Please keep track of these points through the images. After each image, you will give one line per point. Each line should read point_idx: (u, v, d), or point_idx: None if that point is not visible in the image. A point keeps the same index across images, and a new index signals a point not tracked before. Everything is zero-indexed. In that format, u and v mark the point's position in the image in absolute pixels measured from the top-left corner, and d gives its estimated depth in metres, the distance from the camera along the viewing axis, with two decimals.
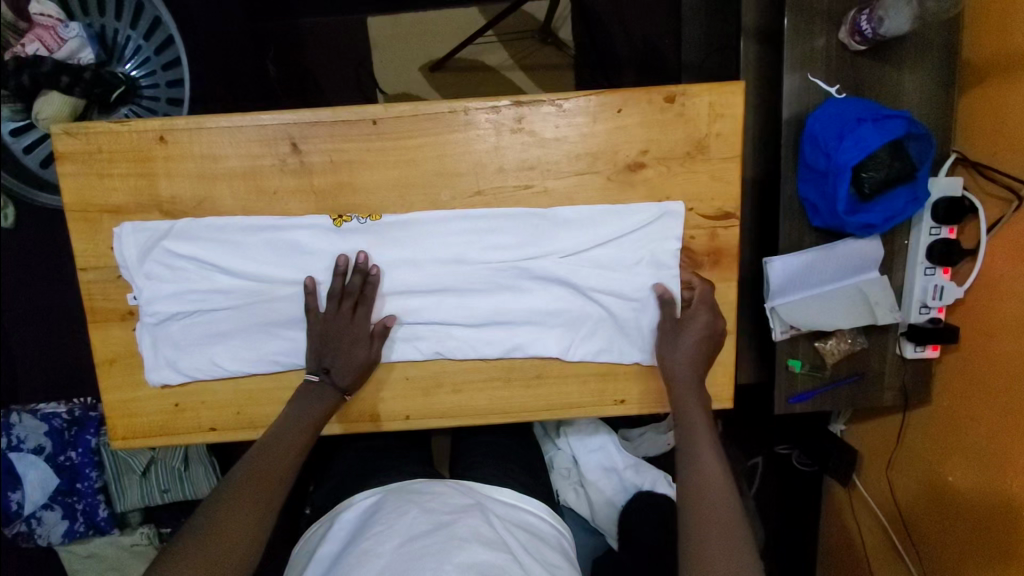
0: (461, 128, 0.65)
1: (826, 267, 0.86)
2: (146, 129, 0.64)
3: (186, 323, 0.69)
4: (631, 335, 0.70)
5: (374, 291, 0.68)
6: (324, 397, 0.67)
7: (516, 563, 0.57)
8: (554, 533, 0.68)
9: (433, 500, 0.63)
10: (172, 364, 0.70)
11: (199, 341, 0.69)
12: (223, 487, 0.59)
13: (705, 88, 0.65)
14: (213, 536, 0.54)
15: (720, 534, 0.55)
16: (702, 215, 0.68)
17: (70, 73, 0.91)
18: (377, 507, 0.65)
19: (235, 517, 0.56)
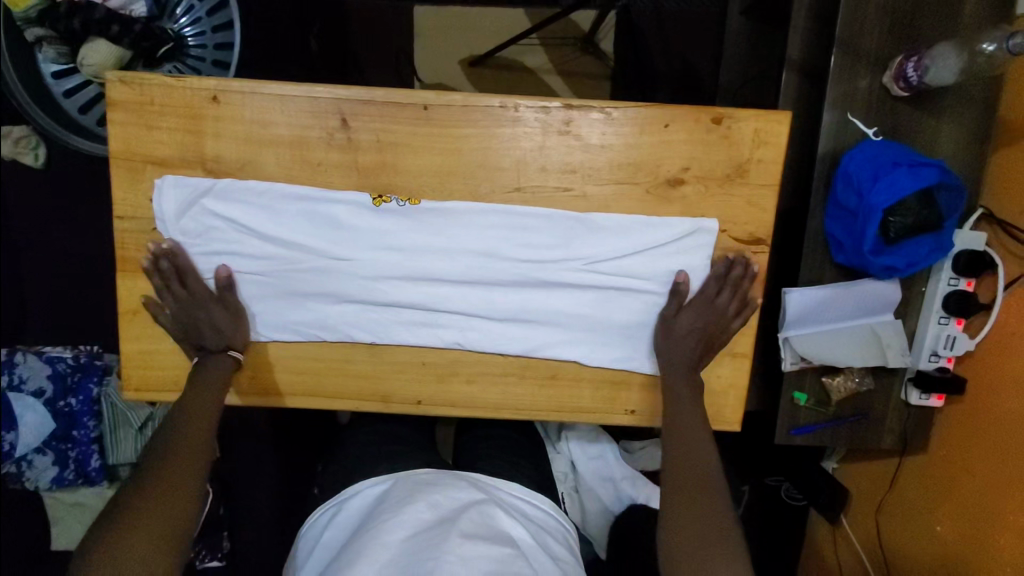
0: (509, 124, 0.66)
1: (843, 304, 0.87)
2: (200, 87, 0.65)
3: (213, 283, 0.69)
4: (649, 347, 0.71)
5: (190, 261, 0.68)
6: (220, 362, 0.68)
7: (518, 559, 0.58)
8: (559, 528, 0.69)
9: (441, 494, 0.64)
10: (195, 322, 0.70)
11: None
12: (160, 456, 0.60)
13: (752, 114, 0.66)
14: (162, 500, 0.57)
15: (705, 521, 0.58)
16: (733, 238, 0.69)
17: (121, 23, 0.92)
18: (384, 495, 0.65)
19: (172, 482, 0.58)
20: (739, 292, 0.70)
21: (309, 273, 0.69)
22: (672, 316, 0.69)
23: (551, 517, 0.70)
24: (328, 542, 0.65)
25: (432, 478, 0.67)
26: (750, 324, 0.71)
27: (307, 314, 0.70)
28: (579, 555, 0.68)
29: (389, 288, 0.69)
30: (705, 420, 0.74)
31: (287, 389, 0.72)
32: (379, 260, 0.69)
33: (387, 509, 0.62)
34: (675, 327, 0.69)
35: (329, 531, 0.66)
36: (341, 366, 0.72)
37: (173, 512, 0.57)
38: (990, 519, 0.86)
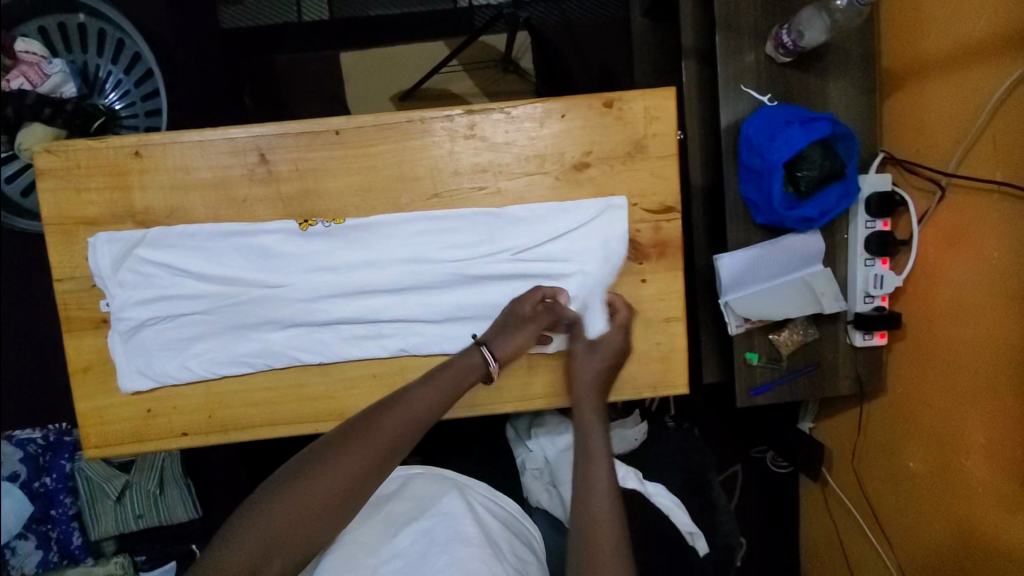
0: (418, 135, 0.71)
1: (771, 261, 0.91)
2: (122, 145, 0.69)
3: (158, 329, 0.72)
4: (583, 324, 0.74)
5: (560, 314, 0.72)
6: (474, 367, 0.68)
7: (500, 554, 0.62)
8: (522, 526, 0.73)
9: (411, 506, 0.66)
10: (144, 369, 0.72)
11: (171, 347, 0.72)
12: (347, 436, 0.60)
13: (639, 94, 0.71)
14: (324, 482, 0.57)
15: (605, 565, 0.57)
16: (644, 210, 0.73)
17: (52, 106, 0.95)
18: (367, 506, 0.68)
19: (349, 461, 0.59)
20: (661, 260, 0.74)
21: (249, 304, 0.72)
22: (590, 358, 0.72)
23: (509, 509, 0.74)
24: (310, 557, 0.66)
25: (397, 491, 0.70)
26: (677, 288, 0.75)
27: (253, 345, 0.72)
28: (539, 548, 0.72)
29: (328, 307, 0.72)
30: (653, 387, 0.76)
31: (244, 422, 0.74)
32: (315, 281, 0.72)
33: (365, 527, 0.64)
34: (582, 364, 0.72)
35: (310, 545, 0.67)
36: (294, 391, 0.74)
37: (335, 494, 0.57)
38: (955, 445, 0.88)
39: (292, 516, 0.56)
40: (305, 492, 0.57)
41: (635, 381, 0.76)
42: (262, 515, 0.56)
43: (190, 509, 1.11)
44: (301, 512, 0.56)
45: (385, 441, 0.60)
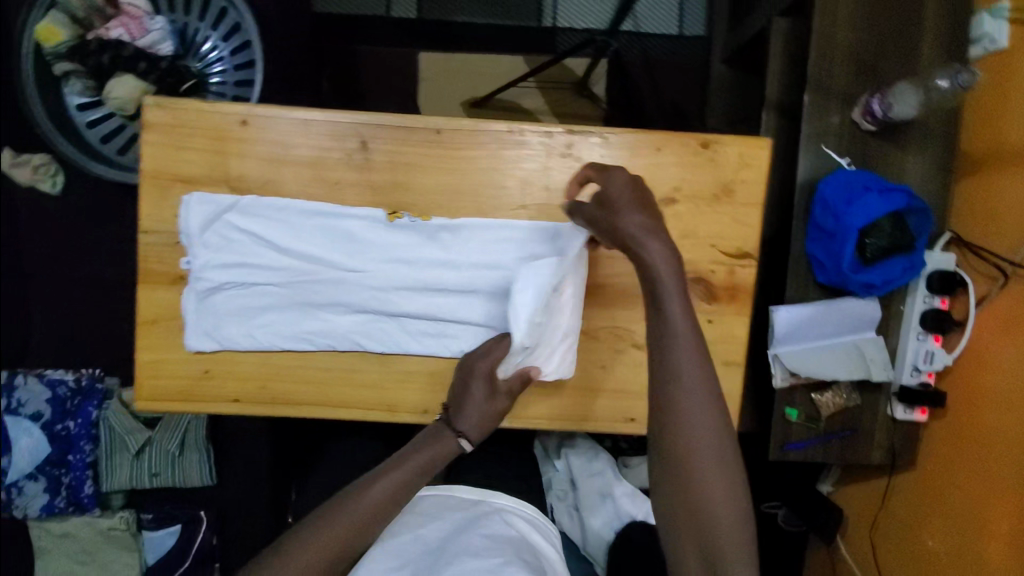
0: (515, 146, 0.72)
1: (826, 322, 0.91)
2: (231, 112, 0.70)
3: (231, 294, 0.73)
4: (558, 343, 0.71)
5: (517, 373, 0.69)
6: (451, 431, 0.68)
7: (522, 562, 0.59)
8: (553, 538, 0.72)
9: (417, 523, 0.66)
10: (211, 331, 0.72)
11: (240, 313, 0.73)
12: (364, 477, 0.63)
13: (735, 139, 0.72)
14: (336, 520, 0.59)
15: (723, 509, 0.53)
16: (722, 252, 0.74)
17: (148, 61, 0.99)
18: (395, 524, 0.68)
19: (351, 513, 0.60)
20: (730, 303, 0.75)
21: (325, 284, 0.73)
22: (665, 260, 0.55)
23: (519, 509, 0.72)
24: None
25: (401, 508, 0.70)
26: (741, 334, 0.75)
27: (320, 324, 0.73)
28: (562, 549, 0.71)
29: (399, 299, 0.73)
30: None
31: (295, 398, 0.74)
32: (391, 272, 0.73)
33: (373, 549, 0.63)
34: (649, 242, 0.55)
35: None
36: (350, 375, 0.74)
37: (357, 524, 0.60)
38: (977, 529, 0.88)
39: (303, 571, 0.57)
40: (313, 551, 0.58)
41: None
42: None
43: (206, 475, 1.11)
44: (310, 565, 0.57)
45: (383, 495, 0.62)
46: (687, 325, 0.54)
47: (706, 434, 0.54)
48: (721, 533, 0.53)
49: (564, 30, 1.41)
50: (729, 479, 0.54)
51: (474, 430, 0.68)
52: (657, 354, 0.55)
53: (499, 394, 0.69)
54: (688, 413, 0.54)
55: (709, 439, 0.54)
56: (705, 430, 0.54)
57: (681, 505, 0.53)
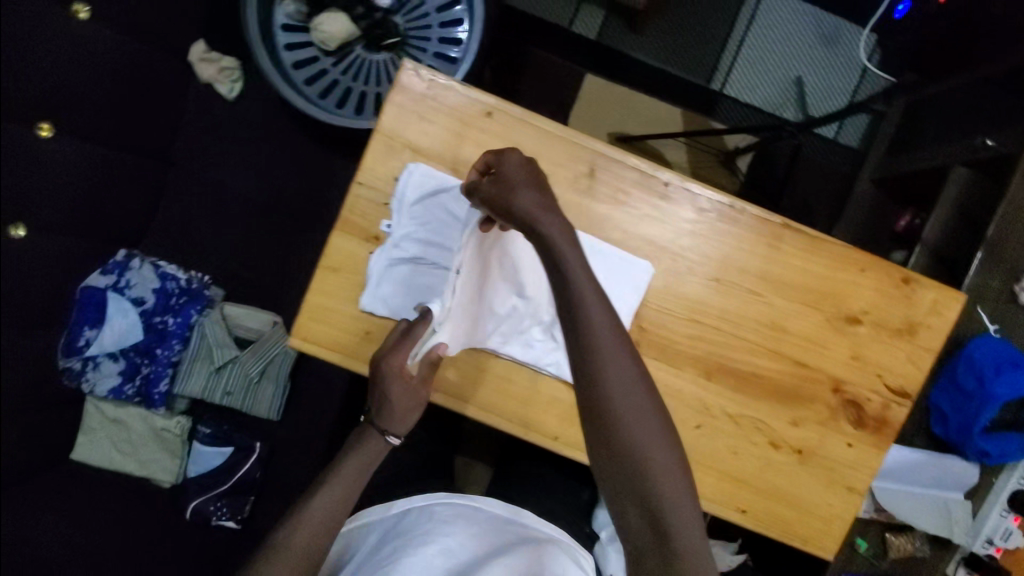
0: (732, 222, 0.73)
1: (928, 470, 0.93)
2: (484, 101, 0.72)
3: (417, 268, 0.74)
4: None
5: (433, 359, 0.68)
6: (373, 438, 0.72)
7: None
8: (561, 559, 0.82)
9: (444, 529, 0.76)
10: (388, 298, 0.73)
11: (420, 288, 0.74)
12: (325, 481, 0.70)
13: (936, 285, 0.74)
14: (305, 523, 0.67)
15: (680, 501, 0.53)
16: (887, 385, 0.75)
17: (365, 7, 1.04)
18: (429, 516, 0.79)
19: (337, 487, 0.70)
20: (875, 434, 0.76)
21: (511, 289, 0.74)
22: (590, 293, 0.55)
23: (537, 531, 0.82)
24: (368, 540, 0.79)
25: (428, 511, 0.79)
26: (874, 466, 0.76)
27: (491, 323, 0.74)
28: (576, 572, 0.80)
29: None
30: (806, 542, 0.76)
31: (439, 384, 0.74)
32: None
33: (406, 543, 0.73)
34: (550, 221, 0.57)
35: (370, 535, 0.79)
36: (500, 381, 0.75)
37: (319, 532, 0.67)
38: None
39: (307, 543, 0.66)
40: (312, 522, 0.67)
41: (794, 528, 0.76)
42: (287, 542, 0.66)
43: (274, 409, 1.11)
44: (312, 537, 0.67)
45: (359, 471, 0.72)
46: (621, 359, 0.55)
47: (672, 463, 0.54)
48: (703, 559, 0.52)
49: (727, 99, 1.44)
50: (694, 504, 0.54)
51: (398, 427, 0.71)
52: (591, 391, 0.54)
53: (410, 390, 0.69)
54: (636, 444, 0.53)
55: (665, 465, 0.53)
56: (665, 457, 0.54)
57: (680, 543, 0.52)
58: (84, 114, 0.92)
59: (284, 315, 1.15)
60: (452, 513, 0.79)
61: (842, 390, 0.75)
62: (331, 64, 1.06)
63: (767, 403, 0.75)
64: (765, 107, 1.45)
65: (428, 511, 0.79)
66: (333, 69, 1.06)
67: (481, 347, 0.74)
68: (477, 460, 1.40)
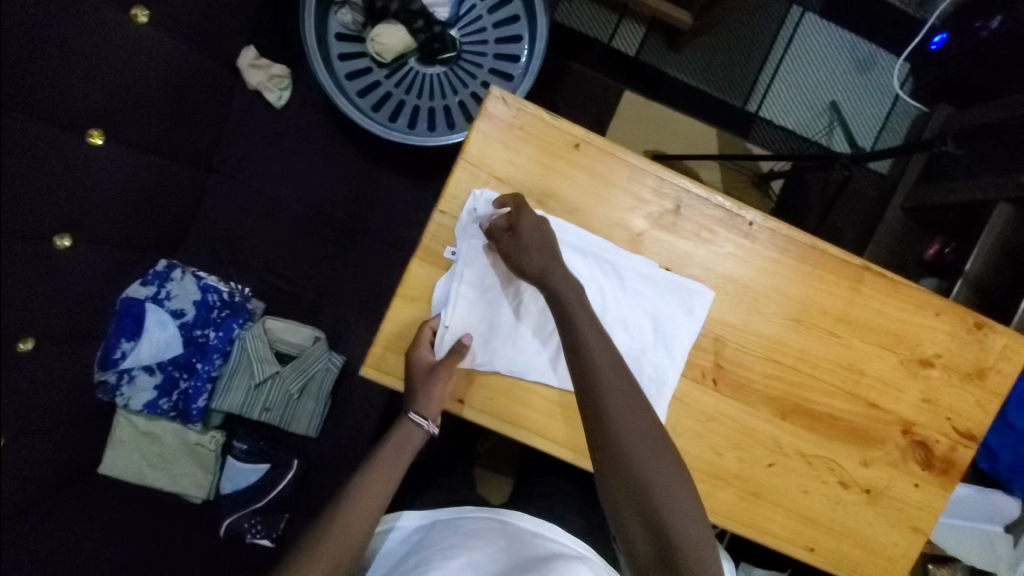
0: (812, 263, 0.73)
1: (971, 504, 0.95)
2: (570, 132, 0.71)
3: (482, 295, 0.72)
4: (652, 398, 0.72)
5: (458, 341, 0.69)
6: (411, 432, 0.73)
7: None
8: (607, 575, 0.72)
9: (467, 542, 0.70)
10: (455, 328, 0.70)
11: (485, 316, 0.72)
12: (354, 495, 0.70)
13: (1008, 331, 0.75)
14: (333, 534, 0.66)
15: (689, 520, 0.60)
16: (955, 427, 0.76)
17: (425, 20, 1.00)
18: (457, 527, 0.73)
19: (372, 487, 0.71)
20: (941, 475, 0.77)
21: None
22: (592, 334, 0.66)
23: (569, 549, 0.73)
24: (393, 552, 0.75)
25: (455, 524, 0.74)
26: (938, 507, 0.77)
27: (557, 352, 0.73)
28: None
29: (643, 357, 0.72)
30: None
31: (519, 420, 0.73)
32: (643, 326, 0.72)
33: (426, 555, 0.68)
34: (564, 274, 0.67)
35: (396, 546, 0.75)
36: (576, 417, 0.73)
37: (350, 538, 0.67)
38: None
39: (338, 545, 0.66)
40: (342, 527, 0.67)
41: (858, 565, 0.77)
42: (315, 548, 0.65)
43: (313, 427, 1.09)
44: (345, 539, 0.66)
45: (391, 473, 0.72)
46: (624, 392, 0.64)
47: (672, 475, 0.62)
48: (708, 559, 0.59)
49: (762, 121, 1.44)
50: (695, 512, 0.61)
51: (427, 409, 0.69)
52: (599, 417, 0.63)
53: (442, 376, 0.68)
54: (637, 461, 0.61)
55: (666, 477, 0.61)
56: (664, 471, 0.62)
57: (693, 559, 0.58)
58: (139, 125, 0.90)
59: (325, 329, 1.13)
60: (478, 527, 0.73)
61: (911, 432, 0.76)
62: (384, 76, 1.03)
63: (838, 443, 0.76)
64: (800, 131, 1.45)
65: (455, 524, 0.74)
66: (386, 81, 1.03)
67: (545, 375, 0.72)
68: (497, 470, 1.16)
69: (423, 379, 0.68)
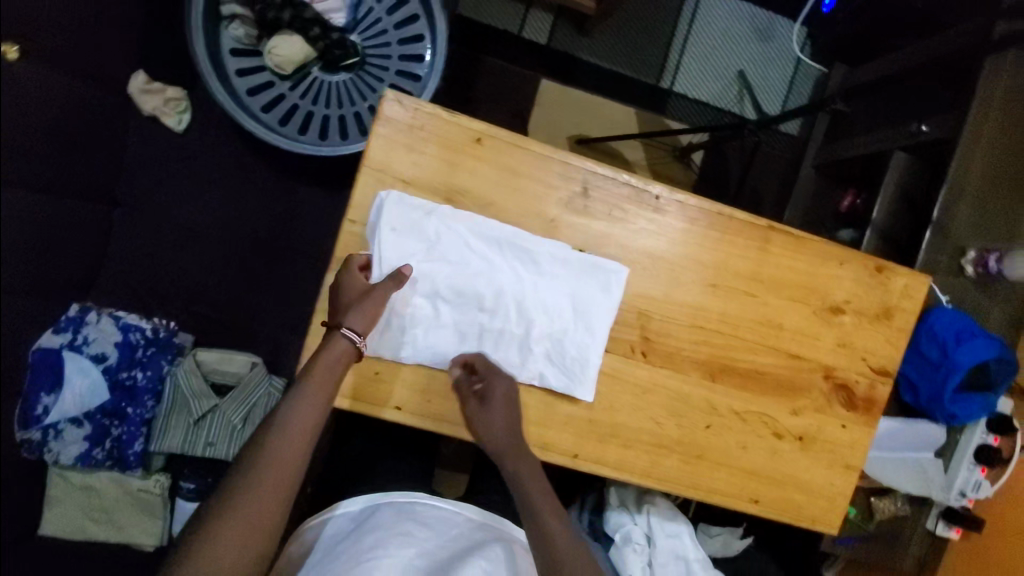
0: (720, 228, 0.76)
1: (902, 436, 1.00)
2: (471, 127, 0.71)
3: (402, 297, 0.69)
4: (577, 375, 0.73)
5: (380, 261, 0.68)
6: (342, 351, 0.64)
7: None
8: None
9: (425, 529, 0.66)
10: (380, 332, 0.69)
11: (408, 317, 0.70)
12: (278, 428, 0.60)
13: (906, 271, 0.80)
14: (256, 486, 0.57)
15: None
16: (870, 366, 0.81)
17: (322, 27, 0.98)
18: (411, 511, 0.69)
19: (306, 415, 0.61)
20: (864, 413, 0.81)
21: (500, 316, 0.71)
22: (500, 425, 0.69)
23: (513, 536, 0.74)
24: (335, 529, 0.68)
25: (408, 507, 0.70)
26: (866, 443, 0.82)
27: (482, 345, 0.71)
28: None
29: (565, 338, 0.73)
30: (812, 519, 0.82)
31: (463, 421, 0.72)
32: (562, 308, 0.73)
33: (383, 538, 0.63)
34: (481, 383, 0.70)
35: (337, 524, 0.69)
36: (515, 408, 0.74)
37: (269, 492, 0.57)
38: None
39: (270, 490, 0.57)
40: (263, 476, 0.57)
41: (801, 509, 0.81)
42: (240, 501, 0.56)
43: None
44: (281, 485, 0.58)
45: (323, 401, 0.62)
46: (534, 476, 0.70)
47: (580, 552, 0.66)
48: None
49: (677, 96, 1.48)
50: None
51: (359, 320, 0.64)
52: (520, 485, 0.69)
53: (373, 298, 0.65)
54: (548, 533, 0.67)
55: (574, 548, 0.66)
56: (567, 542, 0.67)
57: None
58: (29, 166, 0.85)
59: (262, 354, 1.10)
60: (433, 515, 0.70)
61: (832, 376, 0.80)
62: (288, 88, 1.00)
63: (767, 397, 0.79)
64: (713, 102, 1.50)
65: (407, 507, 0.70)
66: (291, 92, 1.00)
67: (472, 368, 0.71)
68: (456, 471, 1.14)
69: (363, 298, 0.65)
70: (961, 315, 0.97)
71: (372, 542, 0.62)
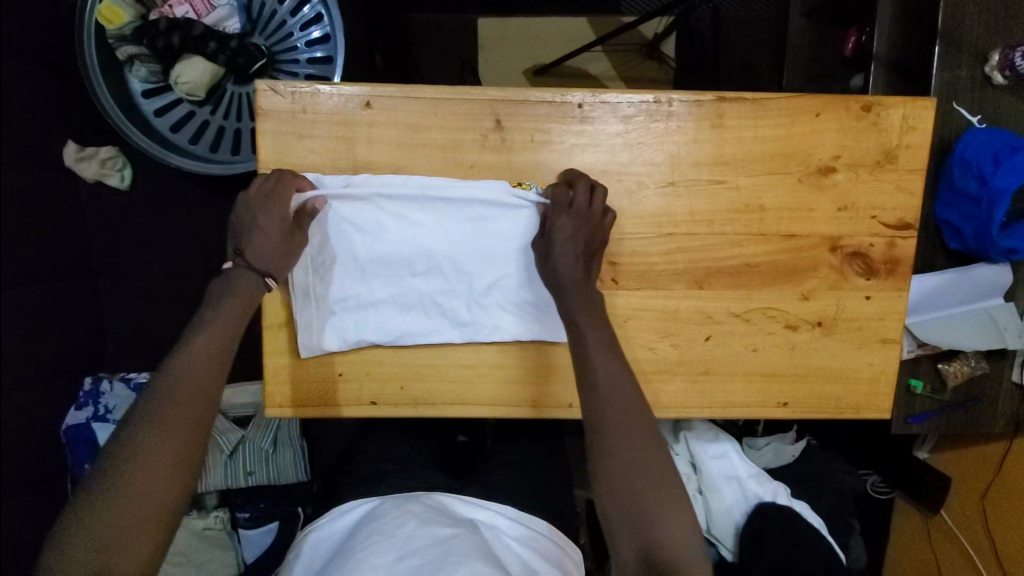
0: (662, 118, 0.67)
1: (958, 288, 0.87)
2: (355, 94, 0.65)
3: (334, 280, 0.67)
4: (535, 321, 0.68)
5: (283, 187, 0.63)
6: (248, 283, 0.62)
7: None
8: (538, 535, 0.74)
9: (425, 512, 0.68)
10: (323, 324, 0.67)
11: (346, 301, 0.67)
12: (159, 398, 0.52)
13: (901, 101, 0.67)
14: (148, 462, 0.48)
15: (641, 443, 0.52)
16: (883, 224, 0.69)
17: (217, 39, 0.91)
18: (410, 499, 0.72)
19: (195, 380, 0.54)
20: (889, 277, 0.70)
21: (436, 276, 0.67)
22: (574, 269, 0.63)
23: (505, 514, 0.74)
24: (336, 529, 0.72)
25: (405, 497, 0.72)
26: (901, 309, 0.71)
27: (428, 314, 0.68)
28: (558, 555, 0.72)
29: (511, 284, 0.68)
30: (856, 408, 0.72)
31: (439, 399, 0.70)
32: (506, 255, 0.67)
33: (379, 527, 0.66)
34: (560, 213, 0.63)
35: (339, 520, 0.73)
36: (492, 371, 0.70)
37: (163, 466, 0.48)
38: None
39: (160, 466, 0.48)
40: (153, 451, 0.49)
41: (841, 400, 0.72)
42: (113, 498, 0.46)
43: (300, 470, 1.07)
44: (172, 463, 0.49)
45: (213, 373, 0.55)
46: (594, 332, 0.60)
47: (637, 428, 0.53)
48: (682, 555, 0.48)
49: None
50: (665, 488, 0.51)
51: (262, 253, 0.63)
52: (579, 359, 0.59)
53: (269, 225, 0.63)
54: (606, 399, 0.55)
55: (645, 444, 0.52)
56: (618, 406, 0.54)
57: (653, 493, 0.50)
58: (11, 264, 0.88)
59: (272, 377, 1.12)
60: (432, 502, 0.72)
61: (840, 247, 0.70)
62: (208, 112, 0.97)
63: (769, 288, 0.70)
64: None
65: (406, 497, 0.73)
66: (213, 116, 0.97)
67: (426, 341, 0.68)
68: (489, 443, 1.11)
69: (264, 221, 0.63)
70: (1001, 131, 0.83)
71: (369, 532, 0.65)
